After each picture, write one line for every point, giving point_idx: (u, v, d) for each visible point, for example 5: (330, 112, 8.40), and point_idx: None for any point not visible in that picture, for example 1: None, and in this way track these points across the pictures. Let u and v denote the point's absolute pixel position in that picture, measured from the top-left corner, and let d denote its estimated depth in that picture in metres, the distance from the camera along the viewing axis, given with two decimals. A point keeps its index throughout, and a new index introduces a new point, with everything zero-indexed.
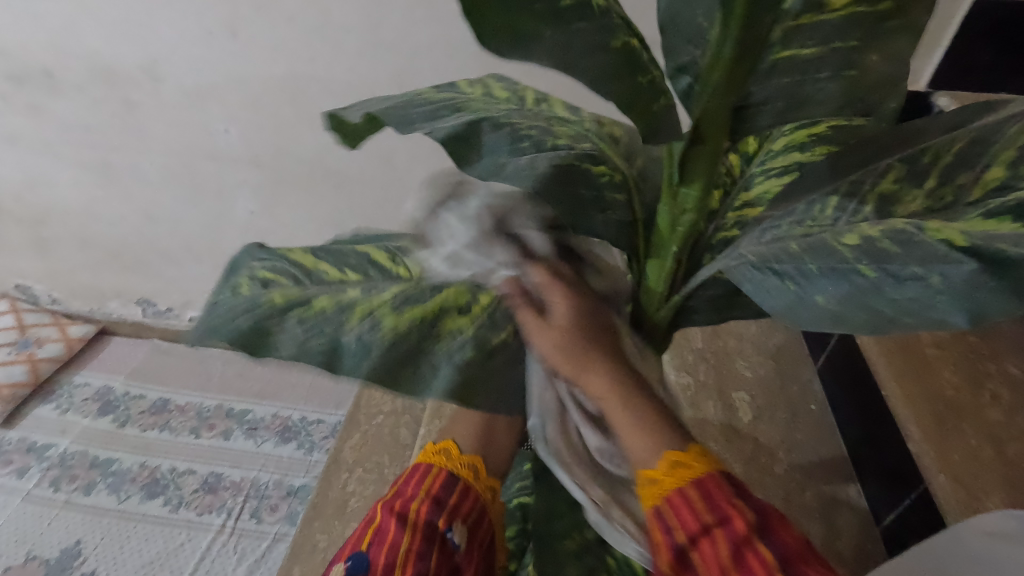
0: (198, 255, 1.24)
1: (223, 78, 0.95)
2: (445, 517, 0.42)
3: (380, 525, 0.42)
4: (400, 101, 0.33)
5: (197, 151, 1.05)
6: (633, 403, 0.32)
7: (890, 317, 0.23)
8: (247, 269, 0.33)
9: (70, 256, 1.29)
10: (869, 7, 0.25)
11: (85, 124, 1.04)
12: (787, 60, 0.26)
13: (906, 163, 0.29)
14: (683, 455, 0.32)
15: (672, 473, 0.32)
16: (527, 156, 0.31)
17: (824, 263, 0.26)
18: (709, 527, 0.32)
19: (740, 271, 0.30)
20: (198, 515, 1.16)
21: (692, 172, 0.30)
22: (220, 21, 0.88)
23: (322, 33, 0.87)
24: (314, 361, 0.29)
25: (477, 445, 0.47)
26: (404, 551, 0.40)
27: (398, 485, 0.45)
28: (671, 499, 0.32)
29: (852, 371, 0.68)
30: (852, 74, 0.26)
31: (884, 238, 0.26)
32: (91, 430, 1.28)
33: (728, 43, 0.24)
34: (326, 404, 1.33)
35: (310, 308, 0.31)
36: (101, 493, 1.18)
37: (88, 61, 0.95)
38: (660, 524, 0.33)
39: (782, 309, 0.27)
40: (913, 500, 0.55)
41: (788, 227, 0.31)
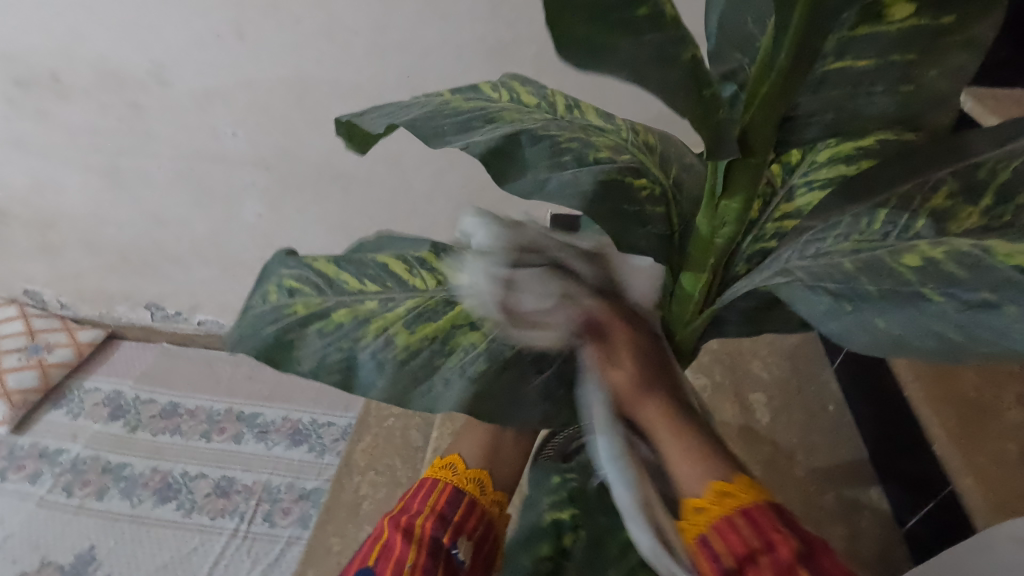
0: (206, 258, 1.24)
1: (231, 81, 0.94)
2: (450, 533, 0.40)
3: (385, 540, 0.40)
4: (426, 112, 0.32)
5: (204, 154, 1.05)
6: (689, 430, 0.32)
7: (962, 344, 0.22)
8: (272, 278, 0.31)
9: (79, 261, 1.29)
10: (932, 19, 0.24)
11: (92, 128, 1.04)
12: (839, 72, 0.25)
13: (961, 176, 0.27)
14: (735, 486, 0.31)
15: (723, 501, 0.30)
16: (569, 171, 0.30)
17: (884, 284, 0.25)
18: (757, 554, 0.30)
19: (786, 287, 0.28)
20: (212, 519, 1.16)
21: (735, 183, 0.28)
22: (228, 24, 0.87)
23: (331, 36, 0.87)
24: (332, 374, 0.29)
25: (483, 459, 0.46)
26: (409, 567, 0.38)
27: (403, 502, 0.44)
28: (719, 528, 0.30)
29: (873, 374, 0.67)
30: (905, 88, 0.25)
31: (948, 260, 0.24)
32: (102, 434, 1.28)
33: (784, 50, 0.22)
34: (336, 406, 1.33)
35: (331, 321, 0.30)
36: (114, 497, 1.18)
37: (95, 65, 0.94)
38: (705, 555, 0.30)
39: (839, 333, 0.25)
40: (934, 505, 0.56)
41: (832, 241, 0.29)
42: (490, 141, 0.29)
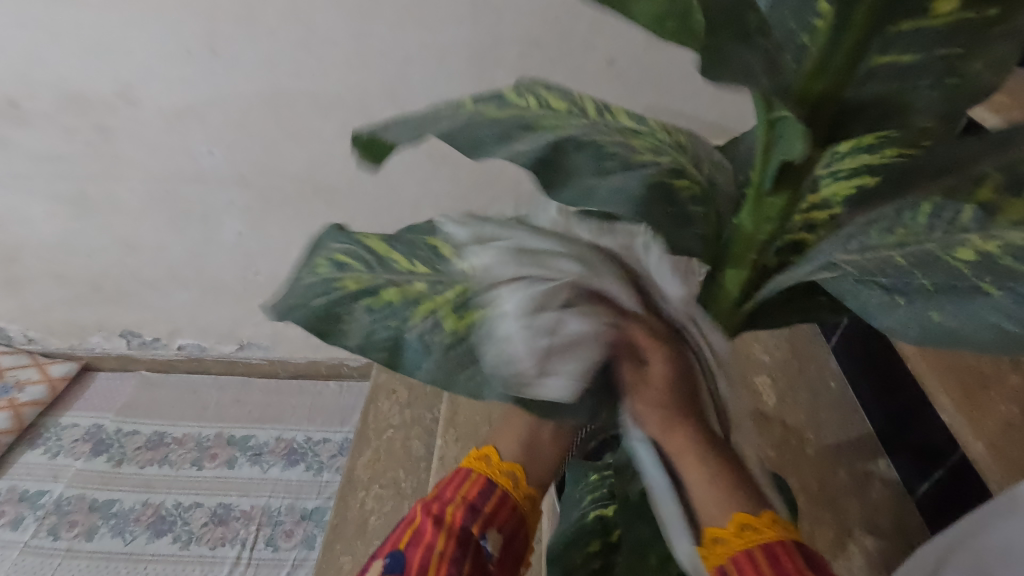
0: (183, 280, 1.20)
1: (204, 99, 0.91)
2: (479, 525, 0.41)
3: (418, 525, 0.41)
4: (463, 119, 0.31)
5: (179, 173, 1.01)
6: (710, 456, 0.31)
7: (1021, 339, 0.23)
8: (322, 248, 0.33)
9: (47, 292, 1.23)
10: (975, 13, 0.22)
11: (56, 154, 0.99)
12: (887, 65, 0.23)
13: (1006, 170, 0.25)
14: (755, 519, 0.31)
15: (744, 535, 0.31)
16: (615, 175, 0.30)
17: (941, 279, 0.25)
18: None
19: (836, 284, 0.28)
20: (211, 549, 1.12)
21: (782, 182, 0.29)
22: (200, 39, 0.85)
23: (308, 48, 0.85)
24: (378, 349, 0.29)
25: (519, 452, 0.43)
26: (437, 554, 0.39)
27: (437, 488, 0.44)
28: (736, 561, 0.31)
29: (873, 351, 0.69)
30: (951, 81, 0.24)
31: (1005, 254, 0.24)
32: (86, 471, 1.23)
33: (841, 52, 0.23)
34: (330, 423, 1.30)
35: (376, 298, 0.30)
36: (104, 536, 1.14)
37: (57, 88, 0.90)
38: None
39: (894, 325, 0.26)
40: (947, 472, 0.58)
41: (876, 236, 0.28)
42: (534, 151, 0.29)
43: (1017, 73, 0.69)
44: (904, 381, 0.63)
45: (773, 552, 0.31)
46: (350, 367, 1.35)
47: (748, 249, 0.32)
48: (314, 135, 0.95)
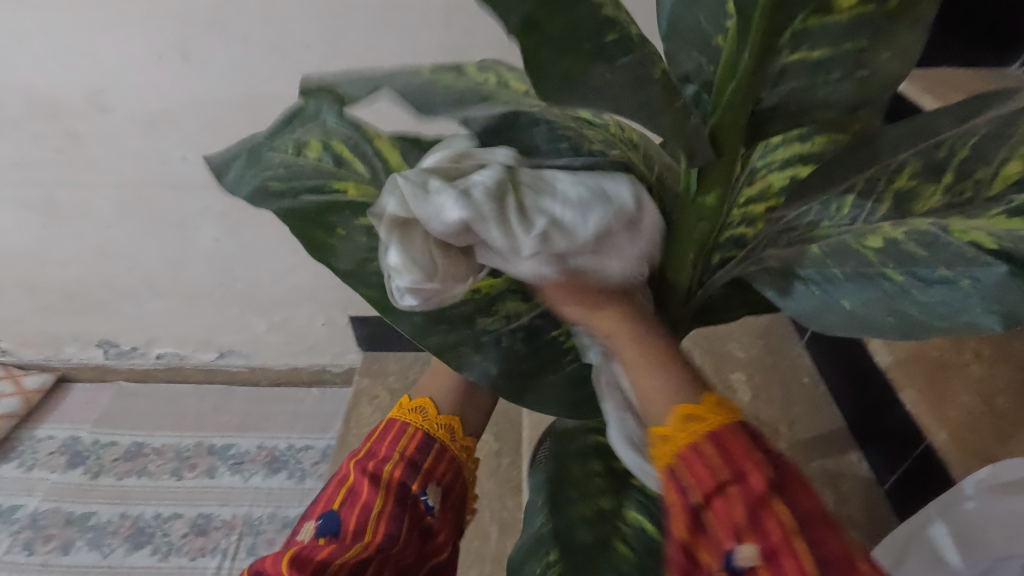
0: (161, 288, 1.18)
1: (177, 105, 0.90)
2: (419, 481, 0.42)
3: (353, 486, 0.43)
4: (416, 80, 0.29)
5: (152, 180, 1.00)
6: (653, 351, 0.32)
7: (921, 321, 0.25)
8: (319, 123, 0.33)
9: (20, 303, 1.22)
10: (877, 6, 0.24)
11: (26, 162, 0.98)
12: (798, 63, 0.26)
13: (922, 157, 0.28)
14: (697, 405, 0.31)
15: (685, 426, 0.30)
16: (563, 158, 0.33)
17: (851, 267, 0.27)
18: (727, 485, 0.29)
19: (762, 277, 0.31)
20: (191, 559, 1.11)
21: (709, 181, 0.31)
22: (169, 45, 0.84)
23: (281, 51, 0.85)
24: (367, 282, 0.34)
25: (454, 405, 0.46)
26: (375, 514, 0.40)
27: (372, 444, 0.45)
28: (684, 456, 0.30)
29: (837, 342, 0.72)
30: (861, 74, 0.26)
31: (907, 239, 0.26)
32: (62, 484, 1.21)
33: (748, 51, 0.25)
34: (312, 429, 1.29)
35: (376, 222, 0.33)
36: (81, 550, 1.12)
37: (25, 94, 0.89)
38: (675, 488, 0.30)
39: (810, 316, 0.28)
40: (910, 462, 0.59)
41: (804, 228, 0.31)
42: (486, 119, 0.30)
43: (972, 74, 0.71)
44: (864, 367, 0.66)
45: (718, 444, 0.30)
46: (332, 373, 1.34)
47: (687, 246, 0.33)
48: None
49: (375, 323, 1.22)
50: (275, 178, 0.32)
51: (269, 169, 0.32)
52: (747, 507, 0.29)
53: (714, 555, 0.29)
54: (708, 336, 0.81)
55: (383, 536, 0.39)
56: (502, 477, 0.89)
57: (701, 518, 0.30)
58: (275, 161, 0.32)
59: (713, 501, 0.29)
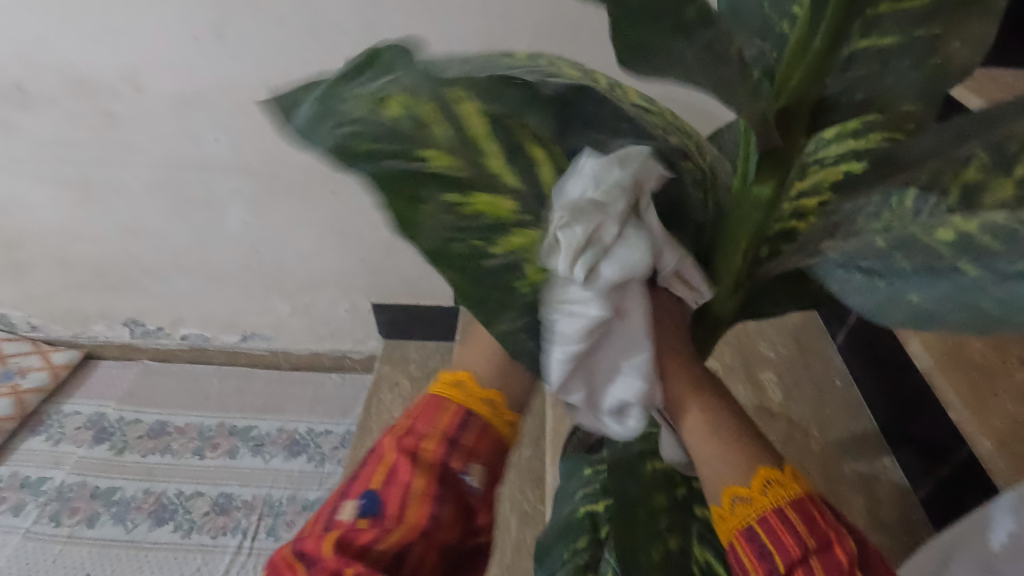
0: (187, 269, 1.19)
1: (209, 86, 0.91)
2: (460, 458, 0.41)
3: (391, 462, 0.42)
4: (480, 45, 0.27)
5: (183, 162, 1.01)
6: (721, 425, 0.34)
7: (1007, 316, 0.21)
8: (394, 79, 0.23)
9: (51, 280, 1.24)
10: None
11: (62, 140, 0.99)
12: (866, 49, 0.27)
13: (991, 150, 0.26)
14: (776, 474, 0.33)
15: (765, 492, 0.32)
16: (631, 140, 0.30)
17: (919, 258, 0.25)
18: (812, 554, 0.31)
19: (822, 267, 0.29)
20: (213, 538, 1.12)
21: (767, 171, 0.30)
22: (206, 26, 0.85)
23: (316, 35, 0.85)
24: (449, 264, 0.26)
25: (496, 379, 0.42)
26: (414, 493, 0.40)
27: (408, 418, 0.44)
28: (768, 520, 0.32)
29: (871, 345, 0.71)
30: (930, 62, 0.27)
31: (983, 231, 0.24)
32: (88, 459, 1.23)
33: (823, 34, 0.25)
34: (332, 414, 1.30)
35: (466, 200, 0.26)
36: (106, 524, 1.14)
37: (64, 73, 0.91)
38: (756, 550, 0.32)
39: (872, 307, 0.25)
40: (950, 469, 0.58)
41: (863, 221, 0.29)
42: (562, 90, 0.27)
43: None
44: (899, 369, 0.65)
45: (799, 513, 0.32)
46: (353, 359, 1.35)
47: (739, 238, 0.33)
48: None
49: (396, 311, 1.22)
50: (317, 127, 0.22)
51: (313, 120, 0.22)
52: (831, 574, 0.30)
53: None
54: (743, 336, 0.81)
55: (426, 519, 0.40)
56: (523, 468, 0.89)
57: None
58: (322, 108, 0.23)
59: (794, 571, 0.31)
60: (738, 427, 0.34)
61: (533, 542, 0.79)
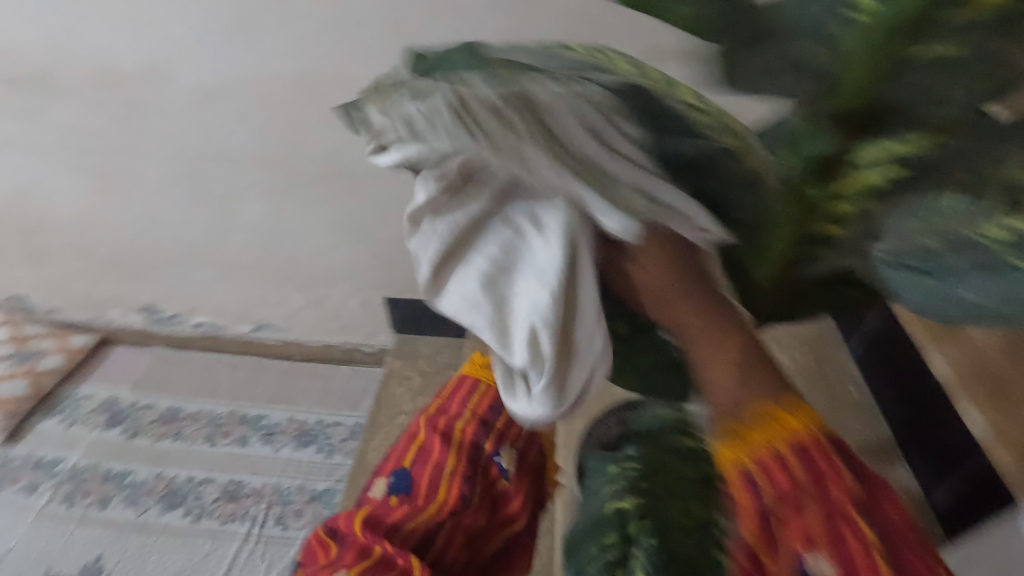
0: (205, 258, 1.21)
1: (234, 78, 0.92)
2: (492, 442, 0.48)
3: (425, 442, 0.49)
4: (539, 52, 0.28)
5: (205, 152, 1.02)
6: (738, 364, 0.30)
7: None
8: (459, 87, 0.25)
9: (71, 264, 1.26)
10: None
11: (88, 127, 1.01)
12: (922, 62, 0.20)
13: None
14: (781, 413, 0.30)
15: (764, 427, 0.30)
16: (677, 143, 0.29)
17: None
18: (807, 497, 0.29)
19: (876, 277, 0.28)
20: (222, 524, 1.14)
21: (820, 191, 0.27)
22: (233, 18, 0.86)
23: (341, 30, 0.86)
24: None
25: None
26: (447, 472, 0.46)
27: (443, 403, 0.51)
28: (762, 459, 0.29)
29: (887, 355, 0.71)
30: (995, 73, 0.20)
31: None
32: (101, 442, 1.25)
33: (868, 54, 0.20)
34: (342, 406, 1.31)
35: None
36: (118, 506, 1.15)
37: (92, 61, 0.92)
38: (747, 488, 0.30)
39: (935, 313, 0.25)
40: (963, 479, 0.57)
41: None
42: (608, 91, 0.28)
43: None
44: (916, 379, 0.65)
45: (801, 454, 0.29)
46: (364, 352, 1.36)
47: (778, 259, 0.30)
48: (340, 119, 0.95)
49: (409, 306, 1.23)
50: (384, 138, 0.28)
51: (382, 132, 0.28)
52: (826, 523, 0.28)
53: (781, 565, 0.29)
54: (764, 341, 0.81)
55: (457, 495, 0.45)
56: None
57: (773, 524, 0.29)
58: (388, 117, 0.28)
59: (786, 510, 0.29)
60: (757, 371, 0.31)
61: (542, 539, 0.79)
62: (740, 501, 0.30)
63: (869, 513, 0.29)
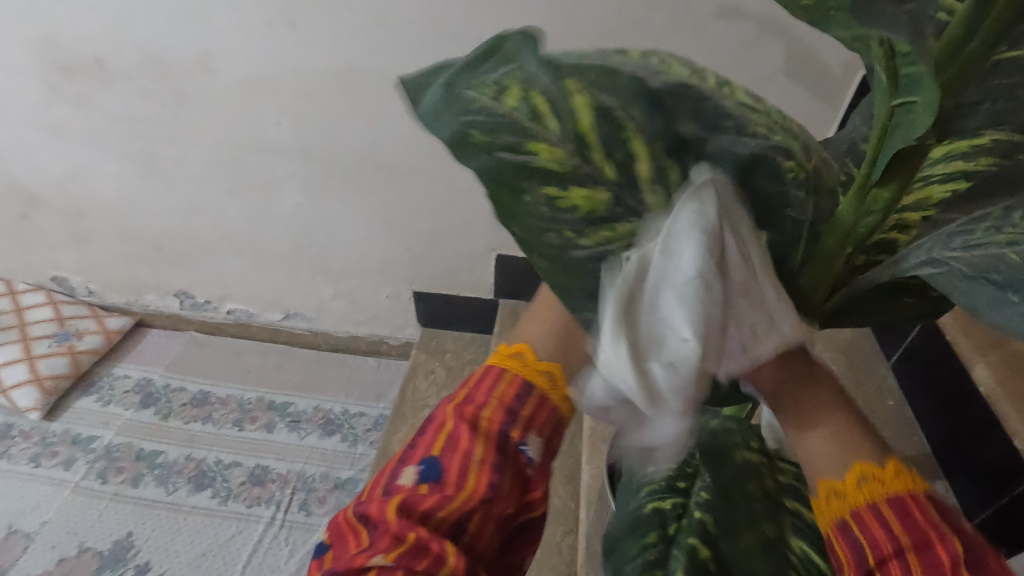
0: (239, 246, 1.23)
1: (276, 70, 0.94)
2: (519, 430, 0.46)
3: (453, 429, 0.46)
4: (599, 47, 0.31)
5: (245, 143, 1.04)
6: (833, 430, 0.37)
7: None
8: (519, 65, 0.28)
9: (111, 248, 1.29)
10: None
11: (134, 115, 1.04)
12: (1007, 59, 0.25)
13: None
14: (877, 470, 0.35)
15: (861, 485, 0.35)
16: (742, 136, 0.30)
17: None
18: (907, 550, 0.32)
19: (943, 277, 0.30)
20: (247, 507, 1.16)
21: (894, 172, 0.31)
22: (280, 12, 0.88)
23: (384, 26, 0.87)
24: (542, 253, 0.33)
25: (554, 353, 0.49)
26: (476, 460, 0.44)
27: (468, 390, 0.49)
28: (860, 511, 0.34)
29: (928, 368, 0.69)
30: None
31: None
32: (134, 422, 1.28)
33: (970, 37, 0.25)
34: (367, 397, 1.33)
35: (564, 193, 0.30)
36: (149, 485, 1.19)
37: (142, 51, 0.94)
38: (846, 543, 0.34)
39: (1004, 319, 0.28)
40: (1011, 499, 0.56)
41: (982, 233, 0.29)
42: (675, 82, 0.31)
43: None
44: (959, 394, 0.63)
45: (896, 505, 0.34)
46: (390, 344, 1.37)
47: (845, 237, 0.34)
48: (378, 114, 0.96)
49: (436, 300, 1.23)
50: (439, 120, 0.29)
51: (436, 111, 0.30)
52: (926, 572, 0.31)
53: None
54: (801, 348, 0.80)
55: (486, 484, 0.43)
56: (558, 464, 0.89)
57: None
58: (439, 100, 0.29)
59: (890, 562, 0.32)
60: (852, 434, 0.37)
61: (565, 537, 0.79)
62: (843, 555, 0.34)
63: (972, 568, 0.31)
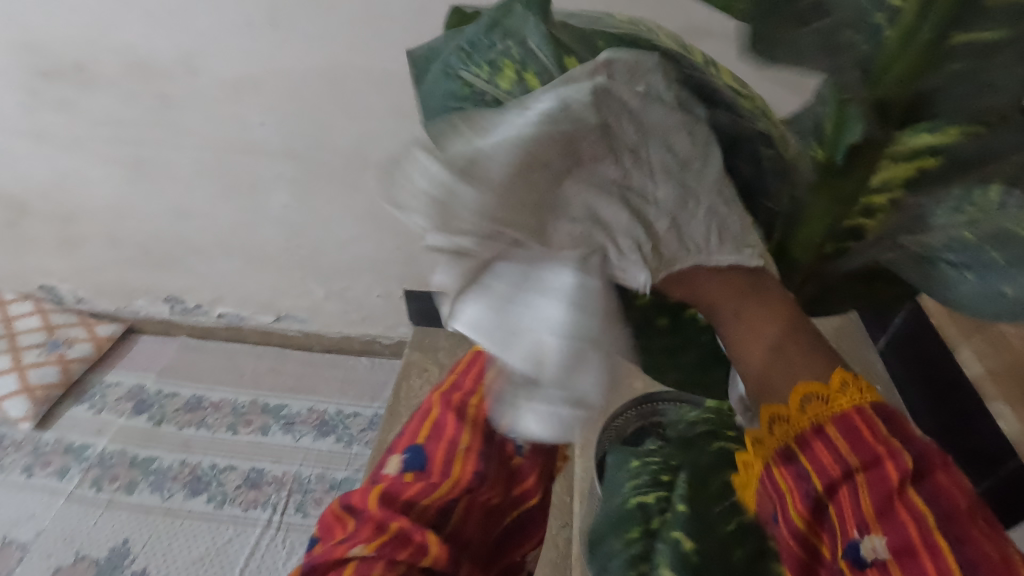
0: (229, 248, 1.22)
1: (260, 70, 0.93)
2: None
3: (439, 417, 0.46)
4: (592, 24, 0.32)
5: (231, 145, 1.04)
6: (780, 343, 0.32)
7: None
8: (518, 42, 0.29)
9: (100, 254, 1.28)
10: None
11: (118, 119, 1.03)
12: (966, 44, 0.25)
13: None
14: (821, 387, 0.31)
15: (805, 407, 0.31)
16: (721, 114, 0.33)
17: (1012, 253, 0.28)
18: (855, 474, 0.29)
19: (903, 259, 0.32)
20: (244, 510, 1.16)
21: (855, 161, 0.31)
22: (261, 11, 0.87)
23: (366, 22, 0.86)
24: None
25: None
26: (461, 448, 0.43)
27: (456, 375, 0.48)
28: (806, 439, 0.31)
29: (917, 351, 0.70)
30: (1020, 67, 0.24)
31: None
32: (128, 428, 1.28)
33: (918, 28, 0.25)
34: (361, 397, 1.33)
35: None
36: (144, 491, 1.18)
37: (124, 55, 0.94)
38: (792, 474, 0.31)
39: (963, 297, 0.30)
40: (998, 479, 0.56)
41: (946, 215, 0.30)
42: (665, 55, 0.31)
43: None
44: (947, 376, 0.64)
45: (841, 424, 0.30)
46: (383, 343, 1.37)
47: (814, 228, 0.34)
48: (363, 112, 0.96)
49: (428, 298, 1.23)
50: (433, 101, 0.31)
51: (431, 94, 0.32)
52: (875, 500, 0.29)
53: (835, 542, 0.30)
54: None
55: (472, 472, 0.43)
56: None
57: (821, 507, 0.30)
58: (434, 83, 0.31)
59: (841, 493, 0.30)
60: (799, 345, 0.32)
61: (562, 530, 0.80)
62: (787, 487, 0.31)
63: (919, 486, 0.29)
